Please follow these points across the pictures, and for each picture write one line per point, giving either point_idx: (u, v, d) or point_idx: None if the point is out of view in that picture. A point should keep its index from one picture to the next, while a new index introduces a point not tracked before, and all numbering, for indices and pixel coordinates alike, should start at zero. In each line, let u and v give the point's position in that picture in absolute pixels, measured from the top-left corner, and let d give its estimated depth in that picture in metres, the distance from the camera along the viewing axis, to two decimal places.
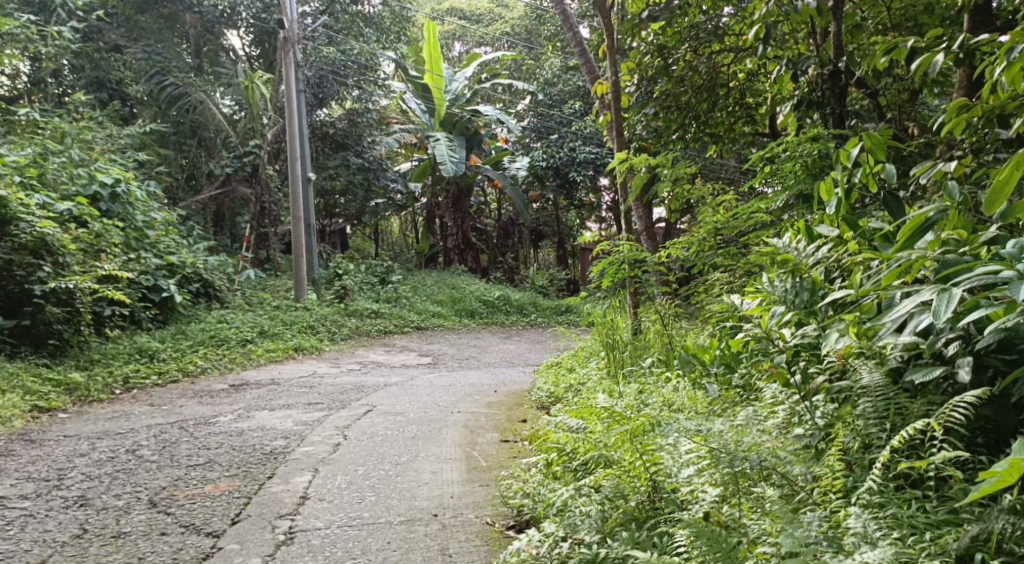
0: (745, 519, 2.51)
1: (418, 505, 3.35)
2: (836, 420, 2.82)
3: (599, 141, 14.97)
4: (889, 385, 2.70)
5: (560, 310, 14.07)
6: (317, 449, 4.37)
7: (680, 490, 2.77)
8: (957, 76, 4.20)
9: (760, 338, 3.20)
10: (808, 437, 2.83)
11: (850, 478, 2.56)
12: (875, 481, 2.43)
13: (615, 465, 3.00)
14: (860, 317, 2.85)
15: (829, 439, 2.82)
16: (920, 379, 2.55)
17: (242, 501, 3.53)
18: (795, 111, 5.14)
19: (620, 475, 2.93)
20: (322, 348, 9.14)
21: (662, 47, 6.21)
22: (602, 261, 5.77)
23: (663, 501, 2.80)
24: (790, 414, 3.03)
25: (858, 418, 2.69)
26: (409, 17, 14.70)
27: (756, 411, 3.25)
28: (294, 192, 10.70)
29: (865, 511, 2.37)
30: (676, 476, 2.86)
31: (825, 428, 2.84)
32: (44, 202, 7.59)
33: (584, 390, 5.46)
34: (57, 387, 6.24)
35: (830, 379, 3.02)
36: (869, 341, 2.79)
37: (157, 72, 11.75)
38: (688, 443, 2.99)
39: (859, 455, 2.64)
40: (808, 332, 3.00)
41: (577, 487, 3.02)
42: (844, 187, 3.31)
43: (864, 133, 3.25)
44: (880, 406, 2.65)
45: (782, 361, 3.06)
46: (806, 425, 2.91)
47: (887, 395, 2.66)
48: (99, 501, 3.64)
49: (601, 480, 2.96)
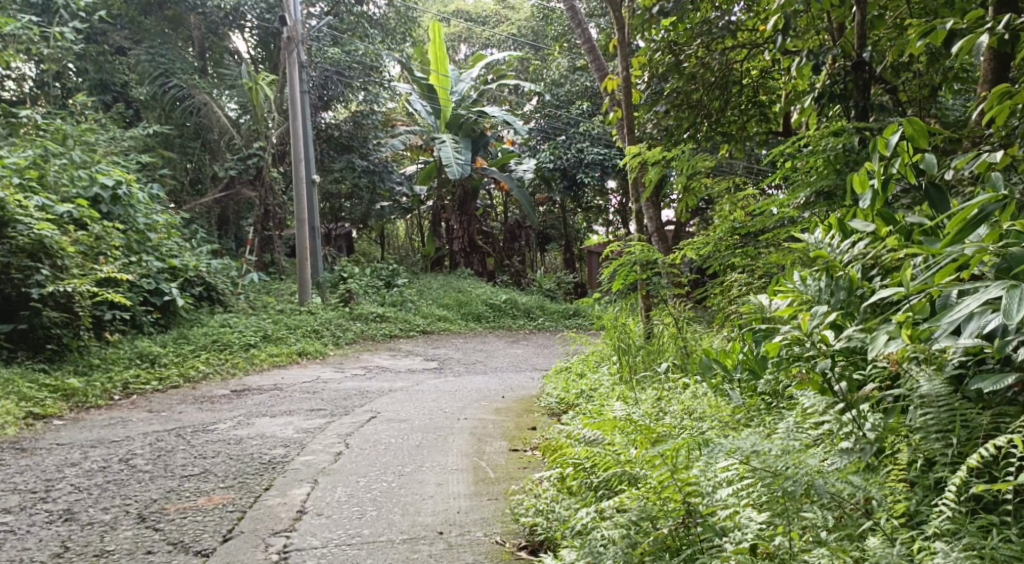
0: (797, 551, 2.27)
1: (423, 522, 3.13)
2: (888, 432, 2.60)
3: (607, 142, 14.69)
4: (951, 394, 2.50)
5: (569, 313, 13.84)
6: (317, 459, 4.14)
7: (719, 515, 2.52)
8: (982, 64, 4.03)
9: (798, 342, 2.92)
10: (857, 452, 2.60)
11: (912, 500, 2.39)
12: (950, 506, 2.23)
13: (640, 485, 2.80)
14: (911, 318, 2.59)
15: (881, 454, 2.60)
16: (991, 388, 2.34)
17: (236, 515, 3.32)
18: (817, 105, 4.90)
19: (648, 496, 2.67)
20: (326, 353, 8.94)
21: (672, 44, 5.95)
22: (613, 264, 5.50)
23: (698, 526, 2.54)
24: (835, 427, 2.78)
25: (918, 430, 2.48)
26: (415, 18, 14.52)
27: (795, 421, 3.00)
28: (300, 194, 10.49)
29: (944, 543, 2.16)
30: (711, 496, 2.59)
31: (876, 442, 2.61)
32: (44, 204, 7.40)
33: (596, 396, 5.21)
34: (53, 393, 6.03)
35: (879, 387, 2.82)
36: (923, 345, 2.56)
37: (161, 74, 11.54)
38: (720, 458, 2.71)
39: (921, 475, 2.47)
40: (857, 335, 2.76)
41: (597, 510, 2.78)
42: (880, 179, 3.09)
43: (903, 120, 3.08)
44: (944, 417, 2.43)
45: (828, 367, 2.83)
46: (853, 437, 2.68)
47: (951, 404, 2.44)
48: (85, 516, 3.43)
49: (626, 502, 2.71)
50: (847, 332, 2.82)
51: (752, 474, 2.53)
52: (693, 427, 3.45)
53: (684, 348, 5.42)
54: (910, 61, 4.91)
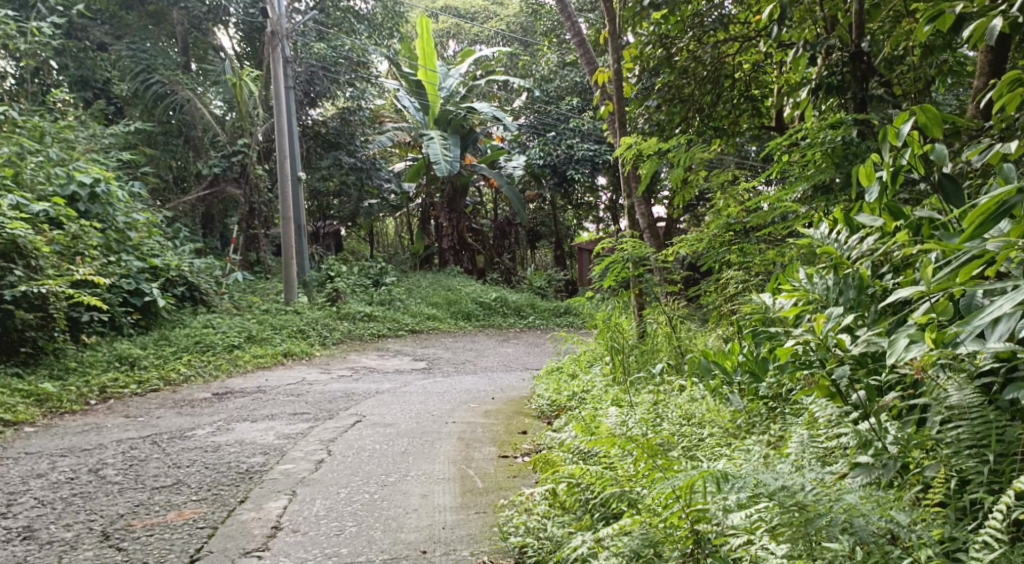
0: None
1: (404, 539, 2.94)
2: (913, 446, 2.43)
3: (597, 138, 14.43)
4: (983, 404, 2.34)
5: (560, 311, 13.64)
6: (296, 468, 3.94)
7: (731, 546, 2.36)
8: (980, 56, 3.89)
9: (812, 344, 2.75)
10: (879, 469, 2.44)
11: (947, 527, 2.20)
12: (995, 533, 2.06)
13: (641, 511, 2.64)
14: (933, 319, 2.40)
15: (906, 470, 2.44)
16: None
17: (206, 531, 3.12)
18: (812, 97, 4.69)
19: (651, 522, 2.53)
20: (313, 353, 8.72)
21: (663, 36, 5.64)
22: (604, 261, 5.32)
23: (707, 556, 2.40)
24: (856, 440, 2.59)
25: (948, 445, 2.36)
26: (401, 12, 14.22)
27: (808, 433, 2.84)
28: (284, 192, 10.20)
29: None
30: (723, 522, 2.42)
31: (900, 457, 2.45)
32: (17, 203, 7.12)
33: (590, 399, 5.03)
34: (26, 398, 5.78)
35: (901, 397, 2.64)
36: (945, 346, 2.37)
37: (143, 69, 11.22)
38: (728, 483, 2.53)
39: (954, 495, 2.30)
40: (875, 339, 2.58)
41: (596, 537, 2.62)
42: (888, 171, 2.90)
43: (914, 107, 2.88)
44: (977, 431, 2.31)
45: (843, 374, 2.61)
46: (874, 450, 2.52)
47: (984, 415, 2.32)
48: (45, 534, 3.22)
49: (627, 527, 2.55)
50: (867, 336, 2.63)
51: (766, 497, 2.35)
52: (693, 434, 3.33)
53: (680, 348, 5.25)
54: (904, 54, 4.76)
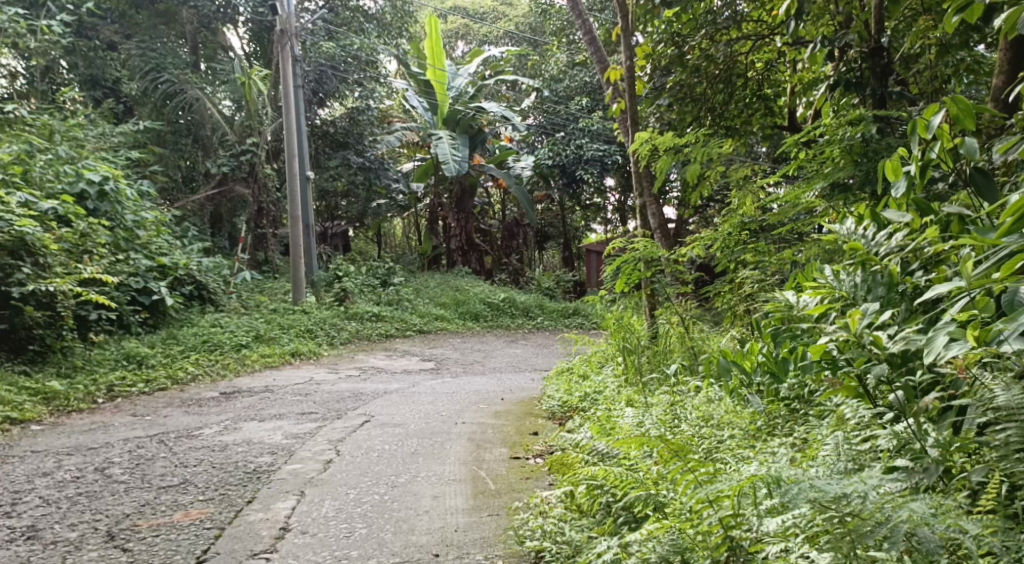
0: None
1: (416, 542, 2.86)
2: (956, 449, 2.36)
3: (607, 138, 14.06)
4: None
5: (568, 312, 13.53)
6: (305, 468, 3.86)
7: (767, 553, 2.28)
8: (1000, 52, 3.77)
9: (845, 342, 2.69)
10: (920, 475, 2.36)
11: (1002, 533, 2.10)
12: None
13: (669, 516, 2.58)
14: (975, 316, 2.31)
15: (948, 474, 2.37)
16: None
17: (214, 532, 3.05)
18: (830, 94, 4.63)
19: (680, 528, 2.46)
20: (320, 353, 8.64)
21: (676, 35, 5.60)
22: (616, 261, 5.20)
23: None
24: (892, 442, 2.54)
25: (995, 448, 2.28)
26: (411, 12, 14.15)
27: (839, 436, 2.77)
28: (292, 191, 10.13)
29: None
30: (756, 529, 2.34)
31: (942, 461, 2.37)
32: (26, 200, 7.07)
33: (601, 399, 4.96)
34: (33, 396, 5.74)
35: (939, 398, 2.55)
36: (988, 343, 2.28)
37: (153, 68, 11.18)
38: (758, 488, 2.45)
39: (1003, 502, 2.22)
40: (911, 337, 2.48)
41: (621, 543, 2.56)
42: (917, 164, 2.81)
43: (945, 98, 2.79)
44: None
45: (882, 373, 2.59)
46: (912, 454, 2.46)
47: None
48: (49, 534, 3.15)
49: (654, 533, 2.49)
50: (903, 334, 2.53)
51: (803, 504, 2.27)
52: (713, 436, 3.25)
53: (693, 349, 5.16)
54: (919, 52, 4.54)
